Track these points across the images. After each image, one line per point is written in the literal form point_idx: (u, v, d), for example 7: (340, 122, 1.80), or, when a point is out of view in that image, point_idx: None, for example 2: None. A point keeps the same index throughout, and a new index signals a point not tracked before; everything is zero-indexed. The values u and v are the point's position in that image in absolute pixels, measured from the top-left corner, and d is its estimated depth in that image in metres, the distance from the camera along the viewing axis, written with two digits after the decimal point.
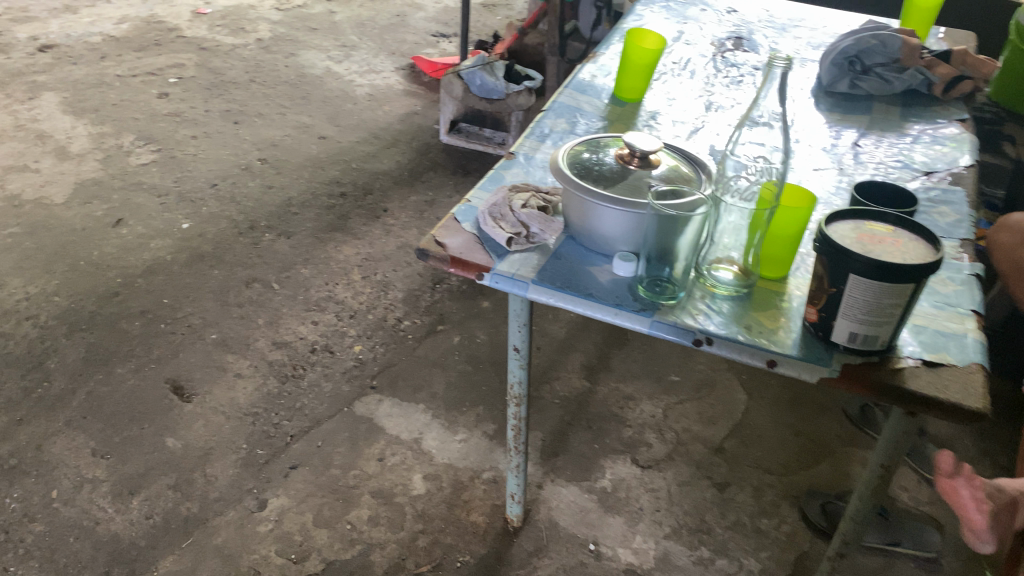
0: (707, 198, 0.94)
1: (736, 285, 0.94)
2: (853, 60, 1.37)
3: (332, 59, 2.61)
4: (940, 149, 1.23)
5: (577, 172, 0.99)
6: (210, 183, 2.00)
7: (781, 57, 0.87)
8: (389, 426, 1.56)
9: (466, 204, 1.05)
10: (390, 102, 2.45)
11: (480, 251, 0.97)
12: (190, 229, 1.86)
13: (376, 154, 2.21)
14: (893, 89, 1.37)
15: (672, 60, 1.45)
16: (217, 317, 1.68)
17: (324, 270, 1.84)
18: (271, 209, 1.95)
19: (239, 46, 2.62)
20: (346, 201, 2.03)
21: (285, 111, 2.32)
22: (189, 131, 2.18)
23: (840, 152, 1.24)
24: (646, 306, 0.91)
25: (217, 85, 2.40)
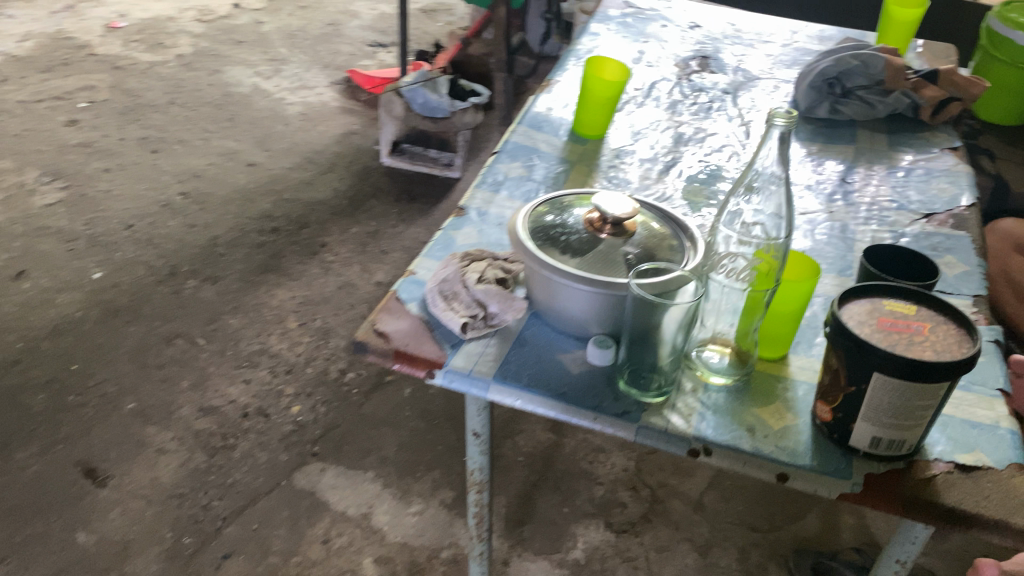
0: (693, 274, 0.80)
1: (730, 373, 0.80)
2: (832, 82, 1.25)
3: (260, 75, 2.42)
4: (936, 186, 1.11)
5: (541, 243, 0.84)
6: (125, 224, 1.80)
7: (783, 114, 0.70)
8: (334, 500, 1.40)
9: (410, 279, 0.89)
10: (326, 121, 2.26)
11: (428, 341, 0.81)
12: (102, 279, 1.66)
13: (311, 182, 2.03)
14: (877, 113, 1.25)
15: (636, 87, 1.32)
16: (135, 383, 1.49)
17: (256, 319, 1.66)
18: (195, 251, 1.76)
19: (157, 63, 2.41)
20: (279, 236, 1.85)
21: (208, 135, 2.12)
22: (101, 164, 1.97)
23: (827, 189, 1.12)
24: (629, 407, 0.76)
25: (133, 109, 2.19)
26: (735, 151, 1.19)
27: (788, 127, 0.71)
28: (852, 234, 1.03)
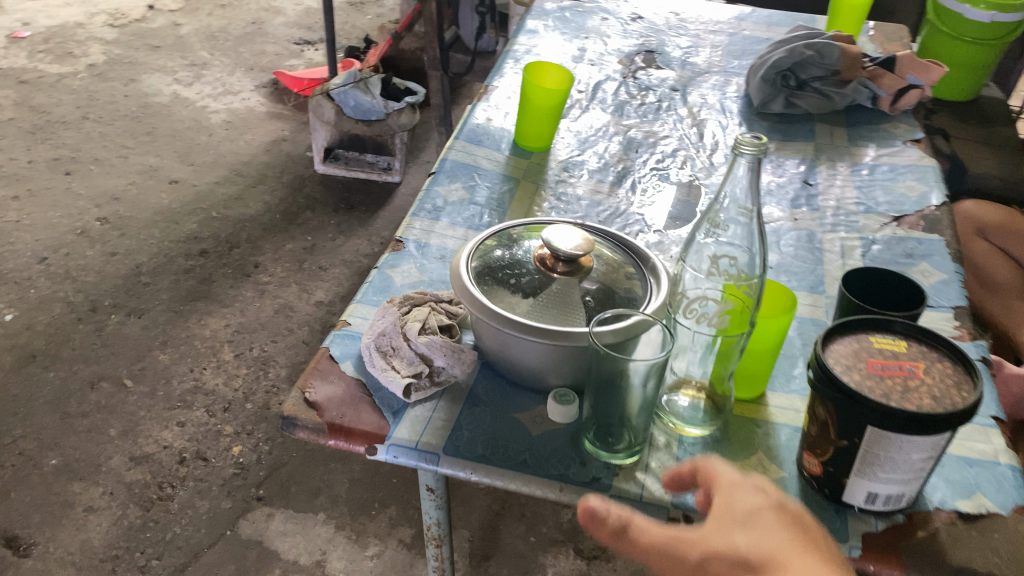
0: (655, 317, 0.71)
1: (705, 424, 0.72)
2: (786, 74, 1.18)
3: (180, 82, 2.27)
4: (902, 185, 1.05)
5: (487, 287, 0.75)
6: (37, 256, 1.66)
7: (751, 139, 0.61)
8: (284, 548, 1.30)
9: (342, 332, 0.79)
10: (253, 128, 2.13)
11: (368, 410, 0.71)
12: (15, 321, 1.52)
13: (240, 197, 1.90)
14: (834, 106, 1.18)
15: (579, 88, 1.23)
16: (57, 436, 1.37)
17: (188, 353, 1.55)
18: (117, 282, 1.63)
19: (66, 75, 2.25)
20: (208, 260, 1.73)
21: (126, 152, 1.98)
22: (9, 190, 1.82)
23: (790, 193, 1.04)
24: (598, 472, 0.68)
25: (42, 127, 2.03)
26: (690, 157, 1.12)
27: (757, 156, 0.62)
28: (820, 244, 0.96)
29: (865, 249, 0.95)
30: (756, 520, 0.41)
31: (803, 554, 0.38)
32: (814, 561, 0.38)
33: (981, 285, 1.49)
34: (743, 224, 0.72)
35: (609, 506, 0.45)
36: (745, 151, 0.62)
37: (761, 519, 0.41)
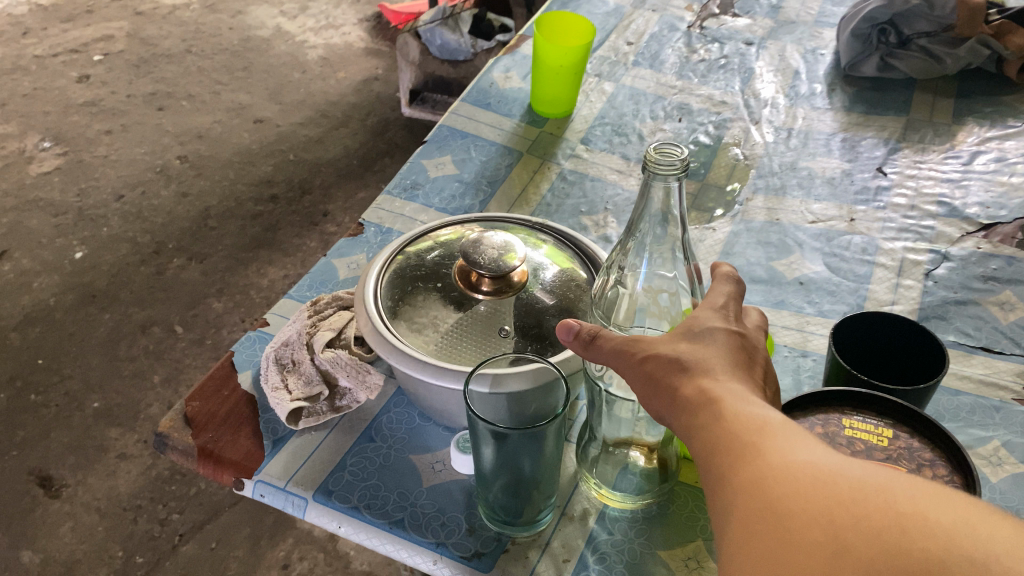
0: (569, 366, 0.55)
1: (642, 489, 0.56)
2: (884, 27, 0.96)
3: (285, 15, 2.23)
4: (1007, 181, 0.82)
5: (393, 306, 0.61)
6: (115, 194, 1.68)
7: (663, 159, 0.45)
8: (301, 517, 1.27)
9: (257, 333, 0.70)
10: (347, 66, 2.06)
11: (246, 439, 0.62)
12: (83, 259, 1.55)
13: (321, 139, 1.85)
14: (945, 70, 0.94)
15: (628, 40, 1.06)
16: (103, 379, 1.39)
17: (241, 303, 1.52)
18: (184, 225, 1.63)
19: (179, 7, 2.27)
20: (278, 205, 1.69)
21: (219, 88, 1.97)
22: (104, 125, 1.85)
23: (854, 185, 0.84)
24: (485, 547, 0.55)
25: (147, 60, 2.06)
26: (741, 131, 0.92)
27: (672, 180, 0.45)
28: (875, 255, 0.76)
29: (931, 267, 0.74)
30: (705, 332, 0.39)
31: (736, 370, 0.37)
32: (740, 373, 0.37)
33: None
34: (664, 261, 0.54)
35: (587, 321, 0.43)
36: (657, 174, 0.45)
37: (709, 333, 0.39)
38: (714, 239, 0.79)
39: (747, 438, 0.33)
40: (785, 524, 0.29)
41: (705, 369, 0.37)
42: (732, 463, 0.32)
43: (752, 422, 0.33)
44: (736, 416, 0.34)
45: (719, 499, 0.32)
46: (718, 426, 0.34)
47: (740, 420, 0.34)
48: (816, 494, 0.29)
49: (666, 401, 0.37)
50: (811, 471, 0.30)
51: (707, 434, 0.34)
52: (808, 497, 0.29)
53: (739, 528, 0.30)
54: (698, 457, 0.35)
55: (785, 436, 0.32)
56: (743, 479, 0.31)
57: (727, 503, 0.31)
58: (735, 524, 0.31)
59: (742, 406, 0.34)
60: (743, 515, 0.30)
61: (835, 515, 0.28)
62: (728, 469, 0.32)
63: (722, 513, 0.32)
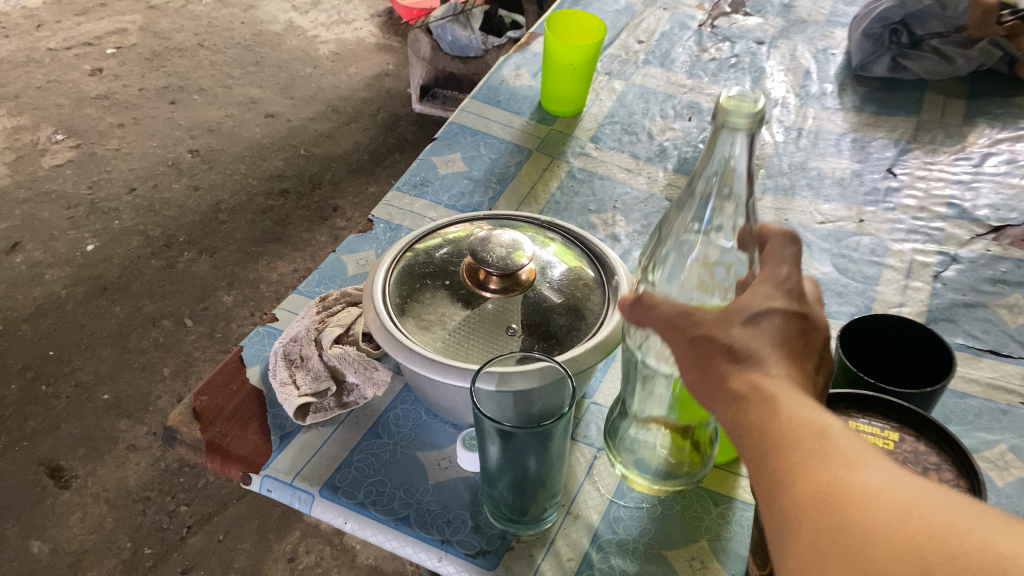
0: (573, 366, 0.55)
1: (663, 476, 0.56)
2: (896, 28, 0.95)
3: (297, 10, 2.24)
4: (1017, 184, 0.81)
5: (401, 301, 0.62)
6: (127, 187, 1.69)
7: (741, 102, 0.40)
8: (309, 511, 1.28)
9: (266, 328, 0.70)
10: (358, 61, 2.07)
11: (253, 433, 0.62)
12: (95, 252, 1.56)
13: (331, 134, 1.85)
14: (956, 70, 0.94)
15: (639, 38, 1.06)
16: (113, 370, 1.40)
17: (250, 297, 1.53)
18: (195, 219, 1.64)
19: (192, 1, 2.28)
20: (288, 200, 1.70)
21: (231, 82, 1.98)
22: (116, 118, 1.87)
23: (865, 187, 0.83)
24: (488, 546, 0.55)
25: (159, 54, 2.07)
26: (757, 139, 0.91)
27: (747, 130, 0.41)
28: (883, 256, 0.75)
29: (940, 269, 0.74)
30: (761, 312, 0.35)
31: (792, 359, 0.34)
32: (796, 362, 0.34)
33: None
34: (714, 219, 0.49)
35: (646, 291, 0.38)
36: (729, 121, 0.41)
37: (765, 315, 0.35)
38: None
39: (810, 448, 0.30)
40: (863, 551, 0.27)
41: (767, 365, 0.33)
42: (794, 482, 0.30)
43: (816, 433, 0.30)
44: (795, 421, 0.31)
45: (779, 518, 0.30)
46: (776, 434, 0.31)
47: (802, 429, 0.31)
48: (903, 523, 0.27)
49: (713, 391, 0.34)
50: (890, 497, 0.28)
51: (763, 440, 0.32)
52: (887, 527, 0.27)
53: (808, 549, 0.28)
54: (751, 462, 0.32)
55: (856, 460, 0.29)
56: (808, 505, 0.29)
57: (793, 519, 0.29)
58: (802, 542, 0.29)
59: (803, 410, 0.31)
60: (813, 535, 0.28)
61: (921, 549, 0.26)
62: (792, 481, 0.30)
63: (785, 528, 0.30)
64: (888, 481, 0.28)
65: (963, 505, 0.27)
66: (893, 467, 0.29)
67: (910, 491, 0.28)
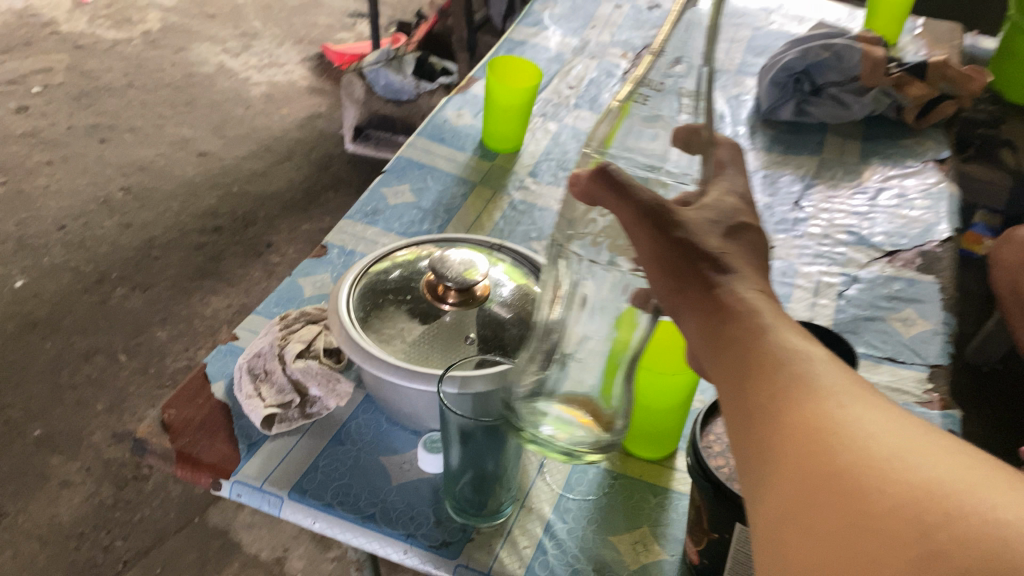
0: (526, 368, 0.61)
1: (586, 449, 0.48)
2: (799, 77, 1.05)
3: (228, 52, 2.27)
4: (908, 215, 0.91)
5: (366, 315, 0.67)
6: (57, 224, 1.69)
7: None
8: (247, 542, 1.28)
9: (227, 346, 0.74)
10: (290, 102, 2.11)
11: (221, 441, 0.66)
12: (24, 287, 1.55)
13: (265, 173, 1.88)
14: (853, 116, 1.05)
15: (569, 84, 1.14)
16: (45, 406, 1.39)
17: (185, 331, 1.53)
18: (128, 255, 1.64)
19: (120, 41, 2.29)
20: (221, 236, 1.71)
21: (162, 122, 2.00)
22: (44, 156, 1.86)
23: (776, 218, 0.92)
24: (450, 537, 0.60)
25: (88, 93, 2.07)
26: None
27: None
28: (794, 278, 0.84)
29: (842, 288, 0.83)
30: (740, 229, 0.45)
31: (778, 311, 0.40)
32: (784, 315, 0.40)
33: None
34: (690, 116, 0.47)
35: (612, 165, 0.44)
36: None
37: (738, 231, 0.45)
38: None
39: (791, 370, 0.36)
40: (842, 487, 0.31)
41: (735, 271, 0.42)
42: (776, 392, 0.36)
43: (795, 359, 0.37)
44: (779, 349, 0.37)
45: (757, 421, 0.36)
46: (762, 356, 0.37)
47: (784, 353, 0.37)
48: (880, 466, 0.30)
49: (703, 319, 0.41)
50: (875, 448, 0.31)
51: (747, 359, 0.38)
52: (848, 430, 0.33)
53: (788, 466, 0.33)
54: (733, 381, 0.38)
55: (832, 382, 0.36)
56: (784, 408, 0.35)
57: (780, 455, 0.34)
58: (790, 476, 0.33)
59: (786, 342, 0.38)
60: (801, 471, 0.32)
61: (884, 477, 0.30)
62: (788, 424, 0.34)
63: (775, 460, 0.34)
64: (878, 433, 0.32)
65: (946, 458, 0.30)
66: (891, 421, 0.33)
67: (899, 443, 0.31)
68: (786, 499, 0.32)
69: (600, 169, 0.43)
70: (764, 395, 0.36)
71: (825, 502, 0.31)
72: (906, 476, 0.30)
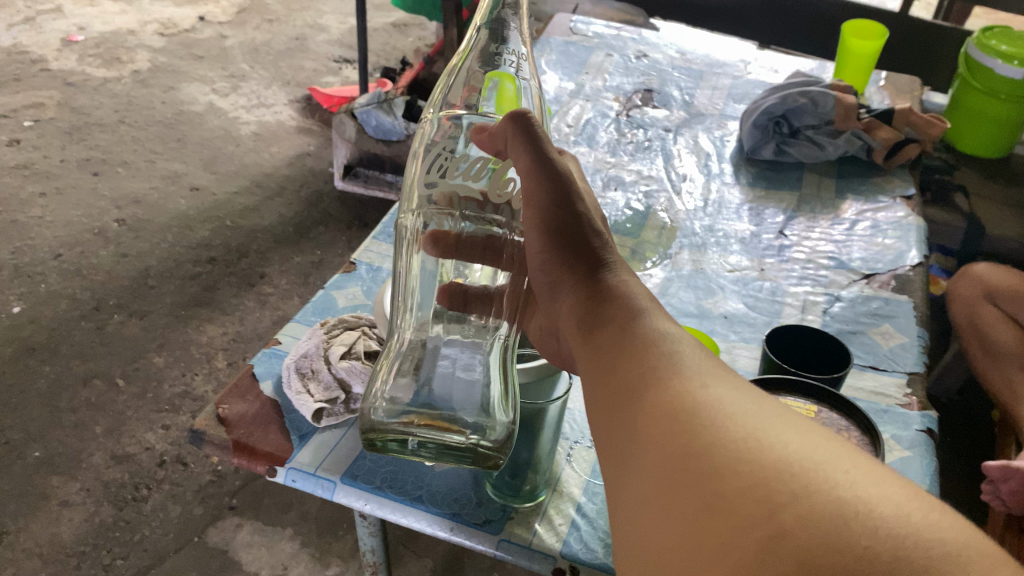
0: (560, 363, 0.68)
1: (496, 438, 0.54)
2: (779, 121, 1.15)
3: (217, 93, 2.34)
4: (882, 242, 1.01)
5: None
6: (53, 253, 1.73)
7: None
8: (246, 561, 1.28)
9: (271, 350, 0.79)
10: (279, 142, 2.17)
11: (275, 431, 0.71)
12: (21, 314, 1.59)
13: (256, 208, 1.94)
14: (827, 156, 1.15)
15: (568, 123, 1.22)
16: (44, 429, 1.41)
17: (182, 357, 1.56)
18: (124, 284, 1.68)
19: (110, 79, 2.34)
20: (215, 267, 1.76)
21: (154, 157, 2.05)
22: (37, 187, 1.90)
23: (763, 246, 1.01)
24: (491, 517, 0.66)
25: (79, 128, 2.12)
26: None
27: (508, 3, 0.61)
28: (782, 297, 0.93)
29: (827, 306, 0.91)
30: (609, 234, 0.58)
31: (652, 314, 0.46)
32: (658, 317, 0.46)
33: (983, 354, 1.38)
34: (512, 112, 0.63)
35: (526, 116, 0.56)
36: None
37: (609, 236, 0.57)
38: (652, 282, 0.93)
39: (665, 363, 0.41)
40: (701, 464, 0.35)
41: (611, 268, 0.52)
42: (649, 380, 0.41)
43: (667, 355, 0.42)
44: (654, 346, 0.43)
45: (633, 405, 0.40)
46: (642, 356, 0.42)
47: (659, 352, 0.42)
48: (738, 446, 0.34)
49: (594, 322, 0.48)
50: (733, 427, 0.35)
51: (629, 356, 0.43)
52: (714, 408, 0.37)
53: (655, 445, 0.37)
54: (616, 370, 0.43)
55: (701, 370, 0.40)
56: (653, 395, 0.39)
57: (648, 435, 0.38)
58: (652, 452, 0.37)
59: (661, 341, 0.43)
60: (666, 449, 0.36)
61: (748, 457, 0.34)
62: (659, 404, 0.38)
63: (645, 442, 0.38)
64: (738, 413, 0.36)
65: (792, 437, 0.35)
66: (747, 401, 0.37)
67: (754, 424, 0.36)
68: (654, 479, 0.36)
69: (518, 114, 0.55)
70: (635, 383, 0.41)
71: (687, 480, 0.34)
72: (762, 457, 0.34)
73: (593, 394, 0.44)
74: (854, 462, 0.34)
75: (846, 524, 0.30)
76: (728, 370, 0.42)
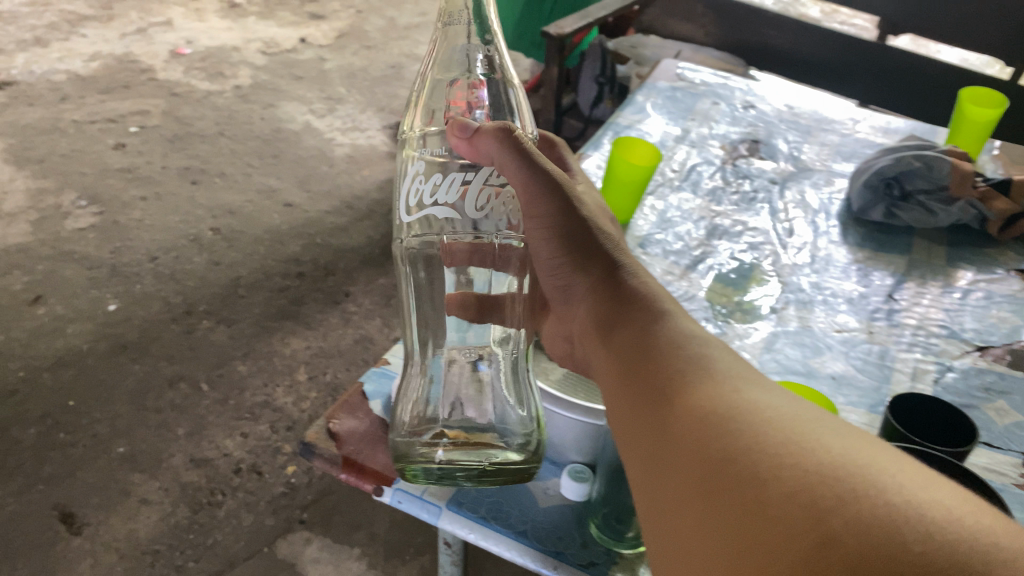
0: None
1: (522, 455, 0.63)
2: (890, 182, 1.13)
3: (313, 113, 2.41)
4: (997, 315, 0.99)
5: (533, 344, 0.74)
6: (150, 255, 1.79)
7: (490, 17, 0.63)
8: None
9: (380, 370, 0.81)
10: (371, 165, 2.22)
11: (385, 449, 0.72)
12: (116, 312, 1.65)
13: (345, 228, 1.97)
14: (938, 223, 1.13)
15: (672, 168, 1.23)
16: (129, 426, 1.45)
17: (265, 368, 1.59)
18: (215, 291, 1.73)
19: (213, 93, 2.43)
20: (302, 282, 1.80)
21: (250, 171, 2.11)
22: (139, 191, 1.97)
23: (872, 308, 0.99)
24: (595, 557, 0.65)
25: (181, 137, 2.19)
26: None
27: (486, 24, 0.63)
28: (892, 361, 0.90)
29: (938, 374, 0.89)
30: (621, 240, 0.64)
31: (686, 337, 0.48)
32: (697, 338, 0.48)
33: None
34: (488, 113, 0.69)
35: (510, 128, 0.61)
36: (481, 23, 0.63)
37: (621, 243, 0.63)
38: (757, 335, 0.92)
39: (704, 383, 0.43)
40: (741, 472, 0.36)
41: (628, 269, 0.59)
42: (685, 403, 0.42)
43: (703, 377, 0.44)
44: (693, 369, 0.45)
45: (671, 423, 0.42)
46: (679, 378, 0.44)
47: (695, 376, 0.44)
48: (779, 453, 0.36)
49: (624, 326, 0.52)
50: (770, 440, 0.37)
51: (668, 379, 0.45)
52: (747, 426, 0.38)
53: (689, 462, 0.39)
54: (655, 393, 0.45)
55: (740, 389, 0.42)
56: (686, 416, 0.41)
57: (686, 451, 0.39)
58: (689, 468, 0.39)
59: (700, 366, 0.45)
60: (705, 464, 0.38)
61: (784, 468, 0.35)
62: (699, 421, 0.40)
63: (683, 451, 0.40)
64: (781, 426, 0.38)
65: (834, 445, 0.36)
66: (785, 413, 0.39)
67: (792, 431, 0.37)
68: (692, 483, 0.38)
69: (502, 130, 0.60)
70: (671, 404, 0.43)
71: (726, 489, 0.36)
72: (798, 459, 0.35)
73: (634, 414, 0.46)
74: (899, 467, 0.34)
75: (893, 524, 0.31)
76: (765, 383, 0.43)
